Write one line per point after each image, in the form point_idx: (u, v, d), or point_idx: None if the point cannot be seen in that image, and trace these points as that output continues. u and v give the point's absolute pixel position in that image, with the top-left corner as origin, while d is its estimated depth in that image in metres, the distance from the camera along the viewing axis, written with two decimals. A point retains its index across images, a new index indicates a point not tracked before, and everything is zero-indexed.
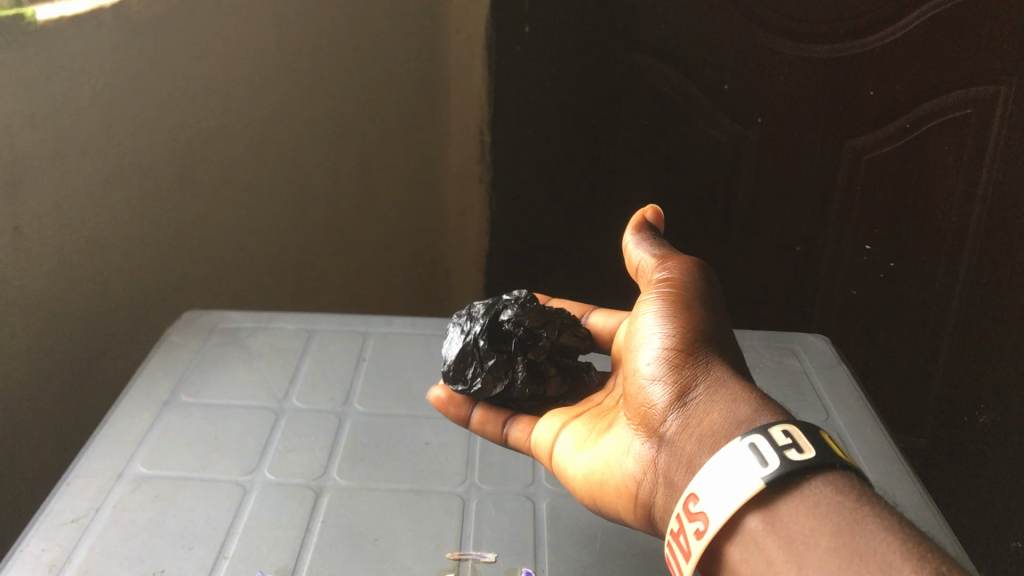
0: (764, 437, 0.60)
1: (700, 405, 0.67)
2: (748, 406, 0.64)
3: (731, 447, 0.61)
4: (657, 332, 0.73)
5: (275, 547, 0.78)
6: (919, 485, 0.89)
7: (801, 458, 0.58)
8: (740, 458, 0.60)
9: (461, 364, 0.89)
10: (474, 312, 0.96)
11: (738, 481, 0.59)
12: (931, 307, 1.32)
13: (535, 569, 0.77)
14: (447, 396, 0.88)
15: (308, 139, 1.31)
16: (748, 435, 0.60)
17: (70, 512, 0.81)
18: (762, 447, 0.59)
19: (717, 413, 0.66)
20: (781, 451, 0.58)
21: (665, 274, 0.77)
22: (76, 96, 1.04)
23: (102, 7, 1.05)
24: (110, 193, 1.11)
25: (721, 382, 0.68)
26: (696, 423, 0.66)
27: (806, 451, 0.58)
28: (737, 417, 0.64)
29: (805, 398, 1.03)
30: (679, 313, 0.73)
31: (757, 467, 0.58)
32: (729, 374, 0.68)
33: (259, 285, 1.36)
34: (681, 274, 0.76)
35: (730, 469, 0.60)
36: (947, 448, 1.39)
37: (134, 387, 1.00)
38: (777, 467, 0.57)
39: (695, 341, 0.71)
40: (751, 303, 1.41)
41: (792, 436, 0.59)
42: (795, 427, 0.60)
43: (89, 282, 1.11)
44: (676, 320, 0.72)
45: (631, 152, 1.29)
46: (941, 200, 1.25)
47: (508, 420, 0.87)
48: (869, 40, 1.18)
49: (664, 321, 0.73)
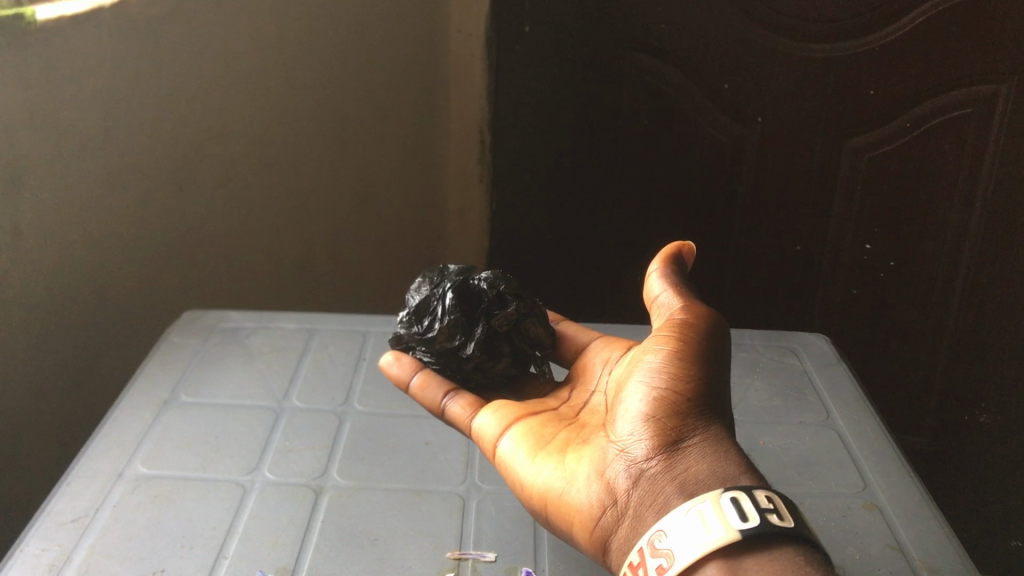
0: (747, 496, 0.60)
1: (691, 454, 0.67)
2: (736, 464, 0.66)
3: (711, 496, 0.61)
4: (662, 370, 0.72)
5: (276, 547, 0.77)
6: (920, 485, 0.88)
7: (782, 525, 0.58)
8: (718, 510, 0.60)
9: (419, 313, 0.90)
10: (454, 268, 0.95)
11: (712, 530, 0.59)
12: (932, 308, 1.32)
13: (535, 569, 0.77)
14: (397, 359, 0.86)
15: (307, 140, 1.30)
16: (731, 489, 0.61)
17: (70, 511, 0.81)
18: (744, 504, 0.59)
19: (705, 466, 0.66)
20: (763, 512, 0.59)
21: (685, 315, 0.75)
22: (76, 96, 1.05)
23: (101, 7, 1.06)
24: (110, 193, 1.12)
25: (717, 438, 0.68)
26: (681, 469, 0.67)
27: (786, 519, 0.59)
28: (727, 474, 0.65)
29: (805, 398, 1.02)
30: (686, 356, 0.72)
31: (735, 519, 0.59)
32: (723, 433, 0.69)
33: (258, 284, 1.36)
34: (699, 318, 0.75)
35: (706, 517, 0.60)
36: (947, 448, 1.39)
37: (133, 387, 1.00)
38: (755, 524, 0.58)
39: (699, 393, 0.70)
40: (750, 304, 1.40)
41: (774, 502, 0.60)
42: (779, 496, 0.61)
43: (89, 281, 1.12)
44: (685, 364, 0.71)
45: (632, 154, 1.29)
46: (942, 201, 1.24)
47: (450, 392, 0.84)
48: (869, 39, 1.18)
49: (673, 362, 0.72)
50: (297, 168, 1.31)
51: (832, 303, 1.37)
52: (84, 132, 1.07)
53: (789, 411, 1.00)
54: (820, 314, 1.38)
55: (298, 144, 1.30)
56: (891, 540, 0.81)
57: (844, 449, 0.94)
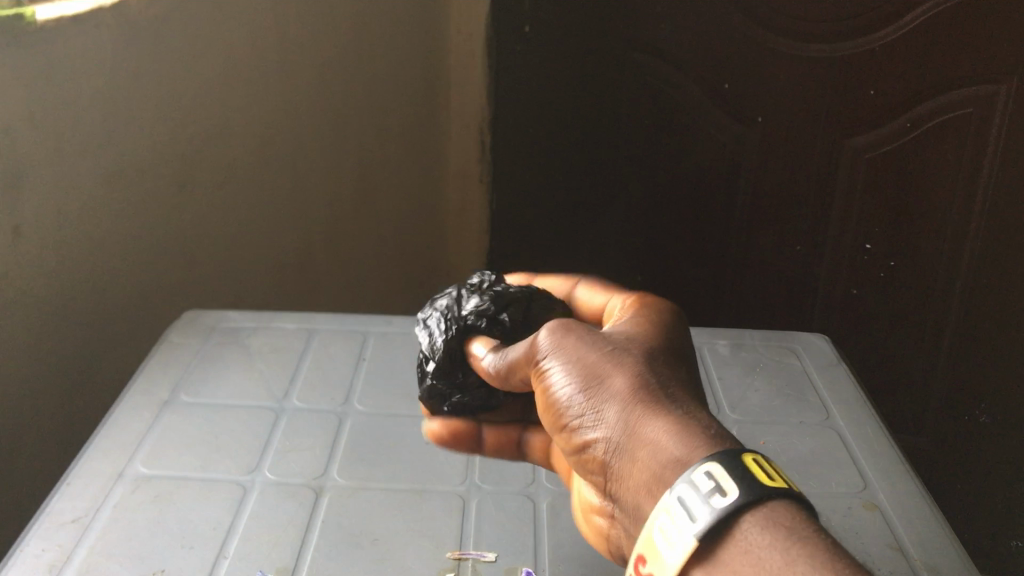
0: (688, 491, 0.54)
1: (628, 457, 0.61)
2: (669, 446, 0.58)
3: (662, 502, 0.55)
4: (561, 402, 0.66)
5: (276, 547, 0.77)
6: (921, 485, 0.88)
7: (727, 503, 0.52)
8: (672, 515, 0.54)
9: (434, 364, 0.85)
10: (443, 301, 0.86)
11: (675, 540, 0.54)
12: (932, 308, 1.32)
13: (535, 569, 0.77)
14: (442, 428, 0.87)
15: (308, 140, 1.31)
16: (674, 490, 0.55)
17: (70, 511, 0.81)
18: (690, 501, 0.53)
19: (643, 461, 0.59)
20: (707, 499, 0.53)
21: (545, 355, 0.68)
22: (76, 96, 1.04)
23: (101, 7, 1.05)
24: (111, 193, 1.12)
25: (639, 426, 0.60)
26: (629, 477, 0.60)
27: (730, 493, 0.52)
28: (661, 457, 0.58)
29: (806, 397, 1.03)
30: (570, 382, 0.65)
31: (685, 523, 0.53)
32: (640, 412, 0.61)
33: (259, 285, 1.36)
34: (557, 349, 0.67)
35: (666, 526, 0.55)
36: (947, 447, 1.39)
37: (134, 387, 1.00)
38: (707, 522, 0.52)
39: (605, 397, 0.63)
40: (752, 304, 1.39)
41: (714, 479, 0.53)
42: (717, 464, 0.54)
43: (88, 282, 1.11)
44: (573, 391, 0.65)
45: (631, 153, 1.29)
46: (942, 200, 1.24)
47: (523, 428, 0.85)
48: (870, 39, 1.18)
49: (563, 394, 0.66)
50: (297, 168, 1.31)
51: (832, 303, 1.36)
52: (84, 131, 1.06)
53: (788, 411, 1.00)
54: (821, 313, 1.38)
55: (299, 144, 1.30)
56: (891, 540, 0.81)
57: (845, 450, 0.94)
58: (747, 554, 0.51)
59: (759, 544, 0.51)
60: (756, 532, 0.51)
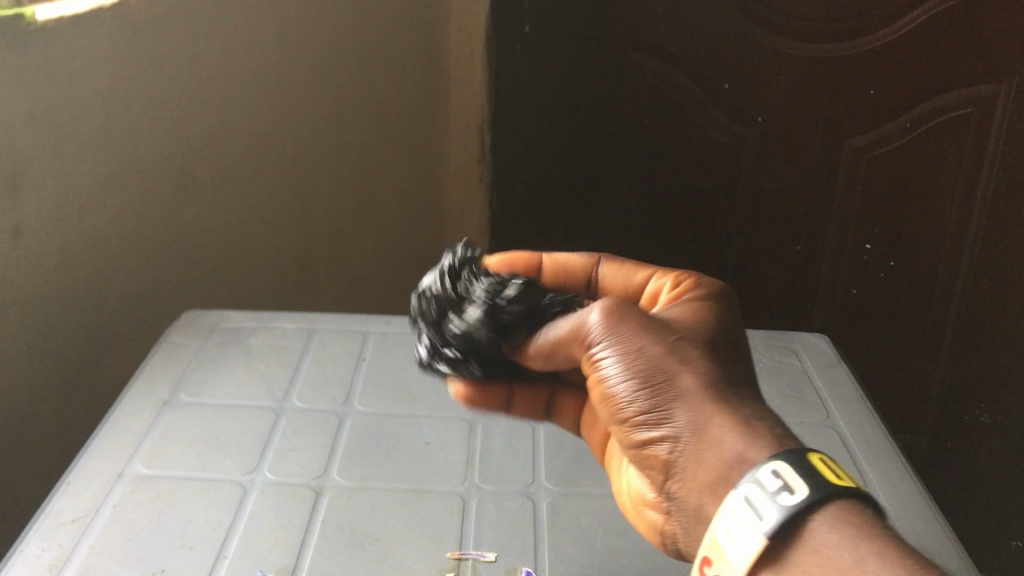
0: (756, 489, 0.54)
1: (693, 458, 0.60)
2: (732, 442, 0.58)
3: (727, 502, 0.56)
4: (619, 398, 0.64)
5: (275, 547, 0.77)
6: (921, 486, 0.88)
7: (795, 501, 0.52)
8: (738, 515, 0.54)
9: (456, 351, 0.75)
10: (430, 282, 0.76)
11: (742, 539, 0.54)
12: (932, 308, 1.32)
13: (535, 569, 0.76)
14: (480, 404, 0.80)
15: (308, 140, 1.31)
16: (739, 488, 0.55)
17: (70, 511, 0.81)
18: (756, 499, 0.54)
19: (709, 463, 0.59)
20: (774, 498, 0.53)
21: (600, 346, 0.65)
22: (76, 96, 1.04)
23: (101, 7, 1.05)
24: (110, 193, 1.11)
25: (706, 429, 0.59)
26: (694, 477, 0.60)
27: (797, 491, 0.52)
28: (727, 457, 0.58)
29: (805, 398, 1.03)
30: (630, 378, 0.63)
31: (753, 522, 0.53)
32: (709, 411, 0.59)
33: (258, 285, 1.36)
34: (614, 341, 0.64)
35: (731, 526, 0.55)
36: (947, 447, 1.39)
37: (134, 387, 1.00)
38: (775, 521, 0.52)
39: (667, 395, 0.61)
40: (752, 303, 1.39)
41: (781, 477, 0.53)
42: (784, 463, 0.54)
43: (88, 283, 1.11)
44: (633, 388, 0.63)
45: (631, 153, 1.29)
46: (942, 200, 1.24)
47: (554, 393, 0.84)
48: (870, 38, 1.18)
49: (622, 390, 0.63)
50: (297, 168, 1.31)
51: (832, 303, 1.36)
52: (84, 131, 1.06)
53: (788, 411, 1.00)
54: (821, 313, 1.38)
55: (299, 144, 1.30)
56: None
57: (845, 450, 0.94)
58: (816, 554, 0.51)
59: (828, 543, 0.51)
60: (825, 531, 0.51)
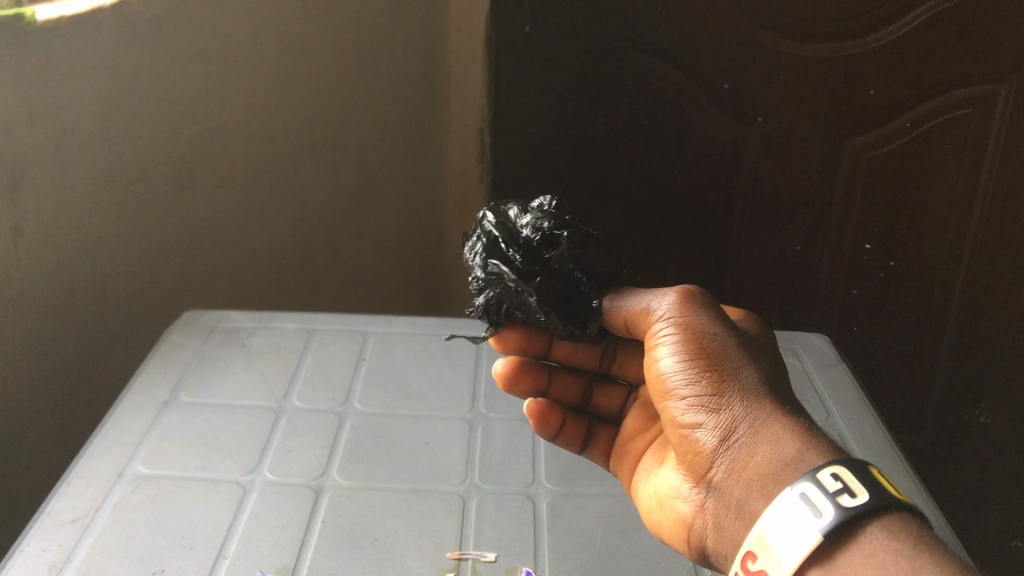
0: (815, 487, 0.55)
1: (744, 447, 0.62)
2: (792, 443, 0.60)
3: (781, 497, 0.57)
4: (677, 376, 0.66)
5: (276, 547, 0.77)
6: (921, 484, 0.88)
7: (854, 505, 0.53)
8: (794, 511, 0.56)
9: (494, 265, 0.79)
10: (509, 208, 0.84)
11: (796, 535, 0.55)
12: (933, 310, 1.32)
13: (535, 569, 0.76)
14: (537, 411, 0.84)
15: (308, 141, 1.31)
16: (798, 484, 0.56)
17: (70, 511, 0.81)
18: (814, 497, 0.55)
19: (761, 455, 0.61)
20: (833, 498, 0.54)
21: (671, 325, 0.68)
22: (76, 95, 1.04)
23: (101, 7, 1.04)
24: (111, 193, 1.11)
25: (763, 420, 0.62)
26: (741, 468, 0.62)
27: (858, 495, 0.54)
28: (782, 455, 0.59)
29: (806, 397, 1.02)
30: (697, 357, 0.66)
31: (810, 518, 0.54)
32: (770, 406, 0.62)
33: (259, 284, 1.36)
34: (687, 323, 0.68)
35: (786, 523, 0.56)
36: (947, 446, 1.40)
37: (133, 387, 1.00)
38: (832, 519, 0.53)
39: (726, 382, 0.64)
40: (753, 303, 1.39)
41: (842, 480, 0.55)
42: (846, 468, 0.56)
43: (87, 283, 1.11)
44: (697, 367, 0.65)
45: (632, 152, 1.29)
46: (943, 201, 1.24)
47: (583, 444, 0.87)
48: (869, 39, 1.18)
49: (683, 368, 0.66)
50: (297, 169, 1.32)
51: (832, 302, 1.36)
52: (84, 131, 1.06)
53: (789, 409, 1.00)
54: (821, 313, 1.38)
55: (299, 144, 1.31)
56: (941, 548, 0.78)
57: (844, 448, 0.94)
58: (871, 557, 0.52)
59: (884, 548, 0.52)
60: (880, 537, 0.53)
